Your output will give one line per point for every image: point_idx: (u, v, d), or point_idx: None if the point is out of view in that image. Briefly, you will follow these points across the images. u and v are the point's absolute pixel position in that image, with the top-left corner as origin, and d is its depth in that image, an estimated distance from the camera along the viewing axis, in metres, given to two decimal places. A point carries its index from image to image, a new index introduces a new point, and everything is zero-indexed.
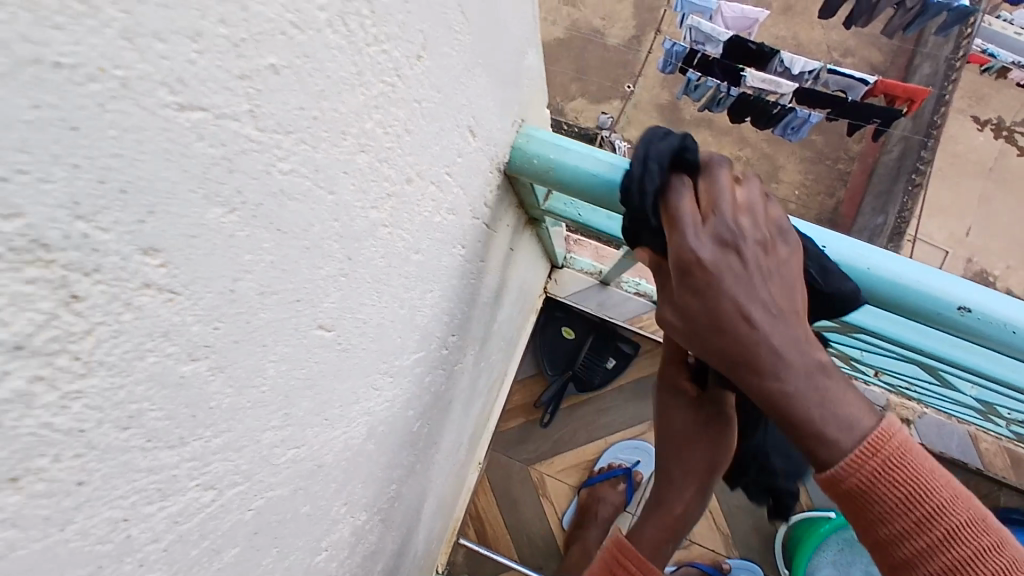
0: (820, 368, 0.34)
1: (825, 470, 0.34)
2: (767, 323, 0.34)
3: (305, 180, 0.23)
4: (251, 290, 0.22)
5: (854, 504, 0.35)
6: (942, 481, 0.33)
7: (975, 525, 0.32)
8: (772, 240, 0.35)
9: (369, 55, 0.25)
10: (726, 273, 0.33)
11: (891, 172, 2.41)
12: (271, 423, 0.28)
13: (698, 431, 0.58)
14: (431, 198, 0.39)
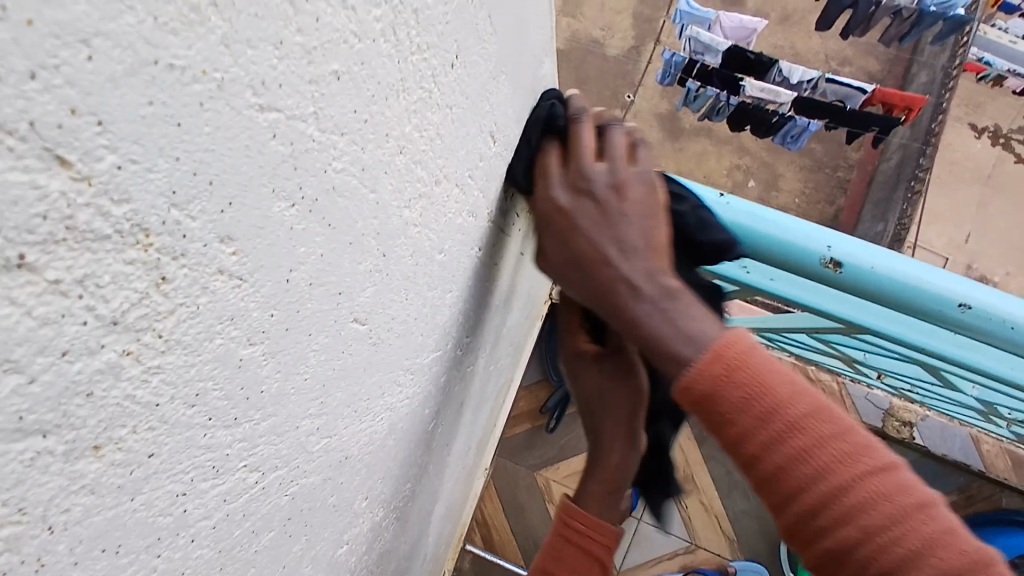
0: (665, 289, 0.39)
1: (678, 379, 0.37)
2: (618, 254, 0.40)
3: (353, 179, 0.25)
4: (302, 281, 0.24)
5: (707, 415, 0.36)
6: (787, 386, 0.35)
7: (818, 425, 0.34)
8: (627, 185, 0.41)
9: (412, 61, 0.26)
10: (583, 216, 0.40)
11: (889, 181, 2.43)
12: (309, 411, 0.30)
13: (609, 381, 0.52)
14: (455, 201, 0.41)
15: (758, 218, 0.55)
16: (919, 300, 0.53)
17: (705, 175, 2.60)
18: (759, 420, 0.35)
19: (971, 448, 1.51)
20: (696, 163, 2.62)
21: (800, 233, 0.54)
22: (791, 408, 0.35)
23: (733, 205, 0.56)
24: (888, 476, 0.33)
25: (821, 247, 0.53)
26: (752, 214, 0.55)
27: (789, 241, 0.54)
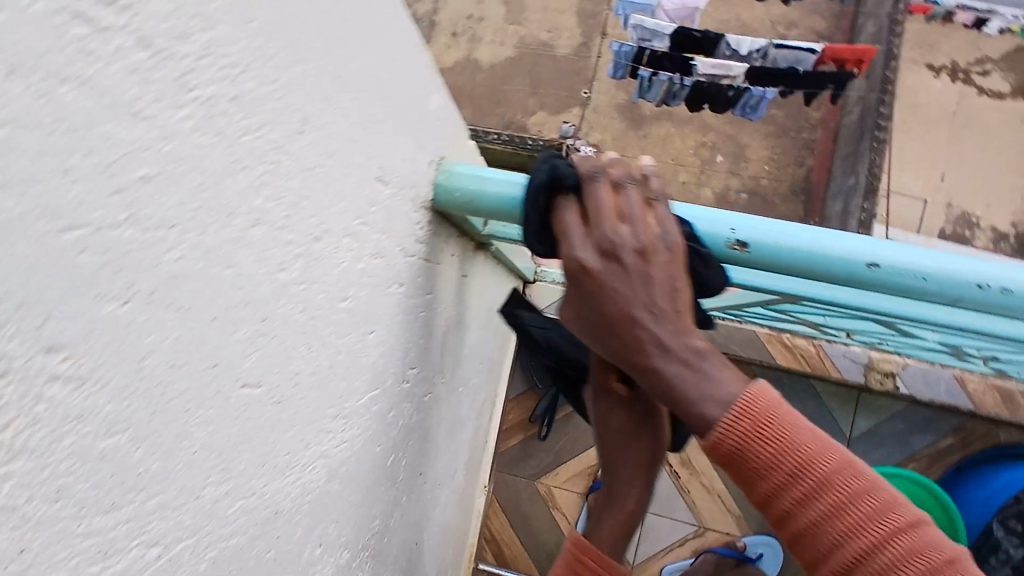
0: (696, 352, 0.40)
1: (708, 440, 0.39)
2: (650, 320, 0.39)
3: (199, 262, 0.26)
4: (159, 366, 0.26)
5: (737, 468, 0.39)
6: (815, 442, 0.38)
7: (848, 476, 0.37)
8: (651, 246, 0.40)
9: (245, 142, 0.28)
10: (609, 280, 0.40)
11: (855, 135, 2.05)
12: (210, 479, 0.32)
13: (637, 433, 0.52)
14: (348, 249, 0.42)
15: None
16: (828, 267, 0.53)
17: (673, 157, 2.21)
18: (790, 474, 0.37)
19: (957, 389, 1.48)
20: (663, 149, 2.22)
21: (703, 221, 0.55)
22: (818, 463, 0.37)
23: None
24: (911, 528, 0.36)
25: (726, 230, 0.55)
26: None
27: (694, 229, 0.55)
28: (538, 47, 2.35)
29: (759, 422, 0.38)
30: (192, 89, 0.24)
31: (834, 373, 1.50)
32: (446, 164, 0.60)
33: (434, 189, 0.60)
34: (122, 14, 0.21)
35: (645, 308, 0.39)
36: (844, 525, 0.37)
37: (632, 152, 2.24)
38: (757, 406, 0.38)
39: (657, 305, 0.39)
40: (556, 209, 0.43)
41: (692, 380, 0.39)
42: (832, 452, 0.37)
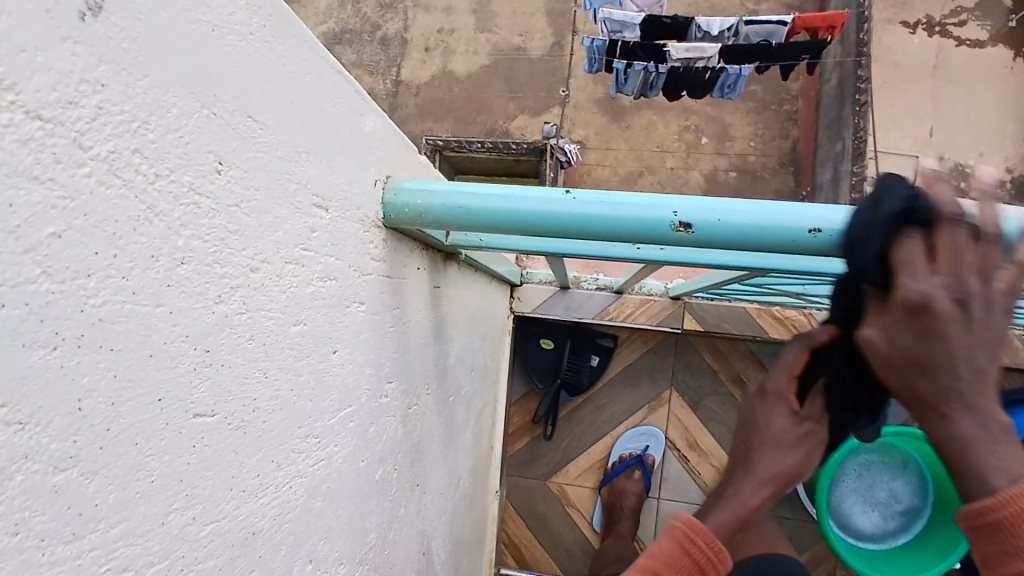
0: (993, 421, 0.42)
1: (981, 503, 0.42)
2: (966, 376, 0.41)
3: (127, 304, 0.29)
4: (98, 405, 0.27)
5: (990, 538, 0.42)
6: None
7: None
8: (993, 311, 0.40)
9: (158, 189, 0.30)
10: (949, 329, 0.40)
11: (836, 100, 2.32)
12: (175, 505, 0.33)
13: (794, 442, 0.54)
14: (294, 273, 0.44)
15: (602, 203, 0.56)
16: (771, 237, 0.54)
17: (658, 145, 2.52)
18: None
19: None
20: (647, 138, 2.52)
21: (645, 206, 0.56)
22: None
23: (579, 198, 0.57)
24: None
25: (669, 213, 0.55)
26: (597, 202, 0.57)
27: (636, 216, 0.56)
28: (513, 53, 2.64)
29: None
30: (90, 149, 0.26)
31: None
32: (392, 181, 0.63)
33: (383, 207, 0.63)
34: (8, 91, 0.23)
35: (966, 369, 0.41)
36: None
37: (617, 145, 2.52)
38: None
39: (975, 366, 0.41)
40: (894, 243, 0.40)
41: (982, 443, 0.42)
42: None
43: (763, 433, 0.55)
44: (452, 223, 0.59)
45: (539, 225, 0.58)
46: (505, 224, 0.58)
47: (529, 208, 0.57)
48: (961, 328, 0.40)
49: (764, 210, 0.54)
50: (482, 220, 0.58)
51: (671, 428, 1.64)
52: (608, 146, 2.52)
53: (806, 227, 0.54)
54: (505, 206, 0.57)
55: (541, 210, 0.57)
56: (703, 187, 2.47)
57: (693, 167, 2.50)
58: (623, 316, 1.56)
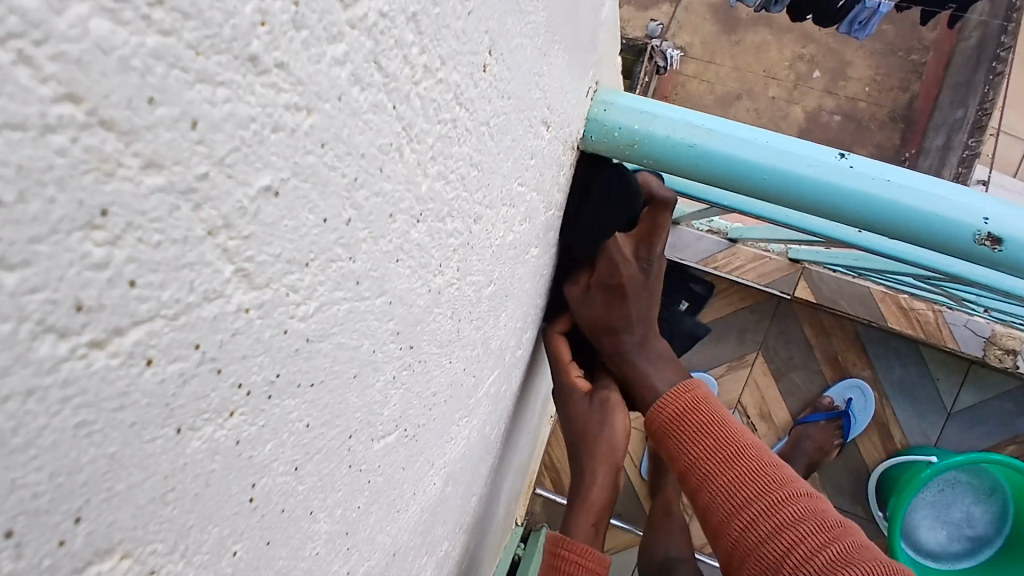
0: (644, 347, 0.58)
1: (659, 422, 0.51)
2: (628, 330, 0.57)
3: (344, 305, 0.15)
4: (278, 481, 0.15)
5: (665, 442, 0.51)
6: (736, 439, 0.48)
7: (754, 461, 0.46)
8: (636, 272, 0.55)
9: (421, 93, 0.16)
10: (610, 300, 0.55)
11: (970, 62, 1.68)
12: (333, 569, 0.22)
13: (594, 413, 0.60)
14: (506, 219, 0.31)
15: (887, 182, 0.41)
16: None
17: (765, 69, 1.87)
18: (704, 450, 0.48)
19: None
20: (754, 59, 1.88)
21: (943, 202, 0.41)
22: (733, 439, 0.48)
23: (857, 168, 0.42)
24: (795, 497, 0.43)
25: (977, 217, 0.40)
26: (881, 178, 0.42)
27: (923, 209, 0.41)
28: None
29: (700, 407, 0.50)
30: (354, 9, 0.12)
31: (949, 343, 1.37)
32: (603, 91, 0.48)
33: (585, 124, 0.48)
34: None
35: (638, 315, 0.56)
36: (738, 494, 0.45)
37: (721, 61, 1.90)
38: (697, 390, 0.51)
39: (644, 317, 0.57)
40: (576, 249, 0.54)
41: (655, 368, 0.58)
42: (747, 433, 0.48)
43: (570, 425, 0.62)
44: (673, 164, 0.45)
45: (790, 194, 0.43)
46: (744, 183, 0.44)
47: (786, 168, 0.42)
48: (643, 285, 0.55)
49: None
50: (717, 169, 0.44)
51: (746, 392, 1.53)
52: (712, 58, 1.89)
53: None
54: (754, 158, 0.43)
55: (804, 174, 0.42)
56: (800, 128, 1.85)
57: (797, 100, 1.86)
58: (727, 267, 1.38)
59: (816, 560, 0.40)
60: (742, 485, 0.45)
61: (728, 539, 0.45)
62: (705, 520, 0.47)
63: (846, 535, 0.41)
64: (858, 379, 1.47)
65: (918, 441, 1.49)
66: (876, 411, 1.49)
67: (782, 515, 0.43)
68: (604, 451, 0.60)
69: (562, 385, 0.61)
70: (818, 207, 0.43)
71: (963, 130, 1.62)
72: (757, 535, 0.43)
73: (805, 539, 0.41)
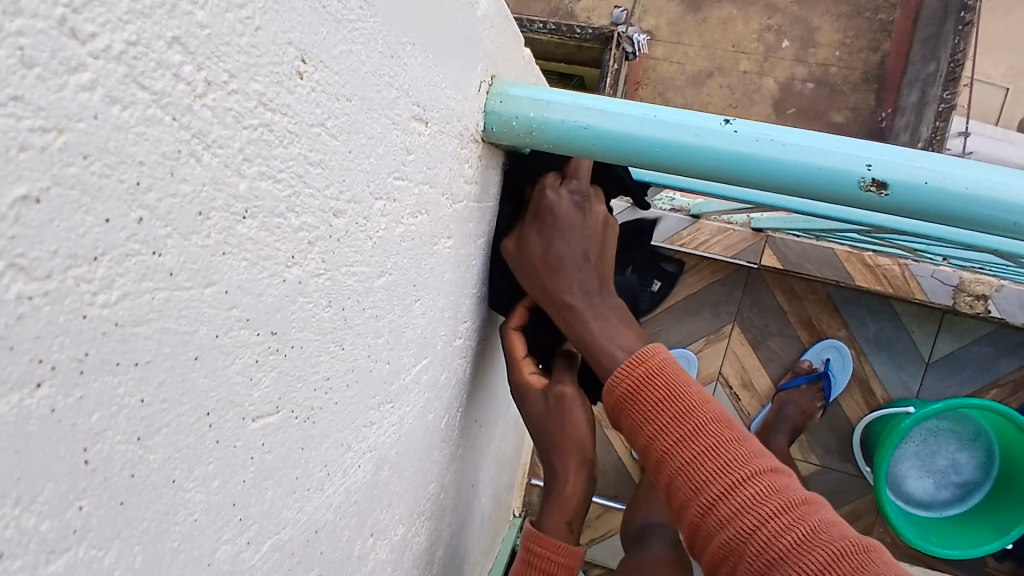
0: (595, 305, 0.55)
1: (612, 388, 0.51)
2: (572, 284, 0.55)
3: (159, 294, 0.18)
4: (118, 447, 0.18)
5: (624, 414, 0.51)
6: (698, 413, 0.47)
7: (721, 435, 0.46)
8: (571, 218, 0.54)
9: (209, 105, 0.18)
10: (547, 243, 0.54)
11: (937, 15, 1.71)
12: (224, 536, 0.25)
13: (553, 413, 0.64)
14: (383, 213, 0.33)
15: (774, 143, 0.45)
16: (984, 214, 0.43)
17: (733, 44, 1.81)
18: (665, 425, 0.48)
19: None
20: (721, 36, 1.82)
21: (825, 154, 0.44)
22: (696, 414, 0.47)
23: (741, 132, 0.45)
24: (759, 473, 0.44)
25: (859, 165, 0.44)
26: (766, 139, 0.45)
27: (804, 163, 0.44)
28: None
29: (656, 372, 0.50)
30: (93, 41, 0.15)
31: (919, 295, 1.39)
32: (498, 84, 0.51)
33: (485, 117, 0.51)
34: None
35: (575, 261, 0.55)
36: (701, 476, 0.45)
37: (688, 41, 1.83)
38: (654, 361, 0.51)
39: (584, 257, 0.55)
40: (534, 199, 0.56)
41: (604, 323, 0.55)
42: (711, 405, 0.48)
43: (532, 420, 0.65)
44: (569, 146, 0.48)
45: (681, 164, 0.46)
46: (637, 156, 0.47)
47: (675, 140, 0.46)
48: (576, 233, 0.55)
49: (958, 170, 0.43)
50: (612, 149, 0.47)
51: (726, 362, 1.55)
52: (679, 38, 1.83)
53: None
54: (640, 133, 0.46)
55: (692, 143, 0.45)
56: (773, 101, 1.80)
57: (768, 73, 1.80)
58: (695, 244, 1.42)
59: (783, 541, 0.41)
60: (705, 459, 0.46)
61: (689, 519, 0.46)
62: (667, 494, 0.48)
63: (809, 513, 0.42)
64: (834, 338, 1.49)
65: (900, 393, 1.51)
66: (854, 368, 1.51)
67: (747, 493, 0.43)
68: (572, 446, 0.64)
69: (518, 385, 0.65)
70: (711, 175, 0.46)
71: (938, 84, 1.63)
72: (718, 517, 0.44)
73: (773, 519, 0.42)
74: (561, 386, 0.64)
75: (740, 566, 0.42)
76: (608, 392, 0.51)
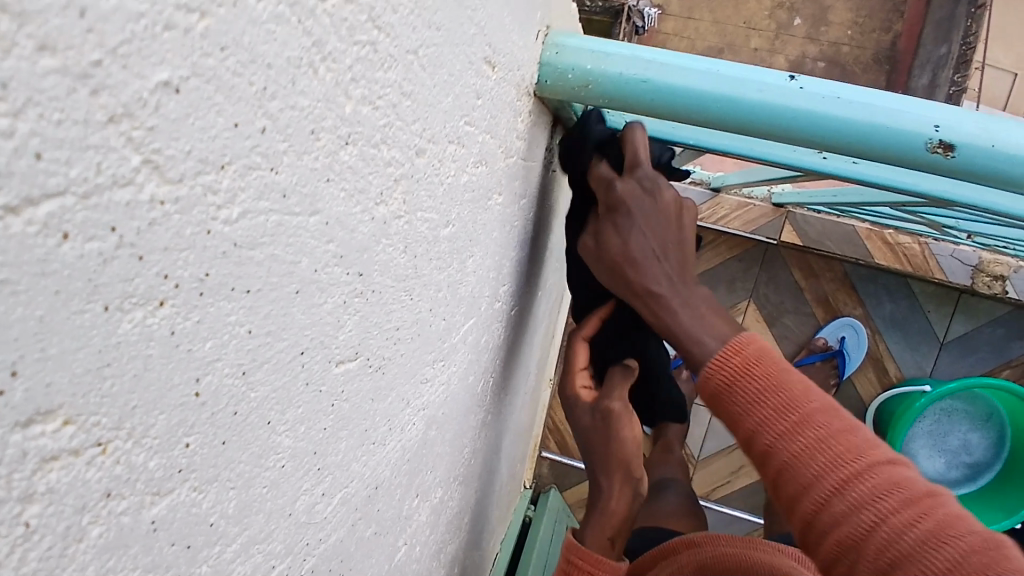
0: (680, 291, 0.51)
1: (702, 375, 0.47)
2: (649, 268, 0.51)
3: (272, 216, 0.17)
4: (225, 380, 0.17)
5: (721, 405, 0.46)
6: (808, 400, 0.42)
7: (836, 426, 0.41)
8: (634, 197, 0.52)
9: (329, 11, 0.17)
10: (615, 231, 0.52)
11: None
12: (304, 487, 0.24)
13: (598, 426, 0.62)
14: (454, 158, 0.32)
15: (839, 100, 0.43)
16: None
17: (745, 20, 1.72)
18: (768, 414, 0.43)
19: None
20: (732, 11, 1.73)
21: (892, 114, 0.42)
22: (802, 402, 0.42)
23: (807, 88, 0.43)
24: (877, 465, 0.39)
25: (927, 126, 0.42)
26: (832, 96, 0.43)
27: (868, 123, 0.43)
28: None
29: (757, 357, 0.45)
30: None
31: (937, 275, 1.38)
32: (554, 34, 0.49)
33: (538, 68, 0.49)
34: None
35: (649, 251, 0.52)
36: (809, 471, 0.40)
37: (699, 16, 1.73)
38: (752, 345, 0.46)
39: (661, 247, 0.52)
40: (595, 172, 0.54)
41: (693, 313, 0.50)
42: (816, 392, 0.43)
43: (580, 430, 0.65)
44: (626, 100, 0.46)
45: (742, 120, 0.45)
46: (698, 112, 0.45)
47: (739, 94, 0.44)
48: (648, 213, 0.52)
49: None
50: (669, 102, 0.45)
51: None
52: (691, 13, 1.72)
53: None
54: (701, 86, 0.44)
55: (757, 99, 0.44)
56: None
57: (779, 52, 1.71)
58: (714, 219, 1.40)
59: (908, 537, 0.36)
60: (814, 451, 0.40)
61: (799, 518, 0.41)
62: (773, 493, 0.43)
63: (936, 506, 0.37)
64: (850, 317, 1.48)
65: (913, 373, 1.51)
66: (869, 347, 1.51)
67: (863, 487, 0.38)
68: (618, 463, 0.63)
69: (571, 395, 0.65)
70: (772, 134, 0.45)
71: (950, 66, 1.60)
72: (835, 513, 0.39)
73: (896, 516, 0.37)
74: (610, 399, 0.62)
75: (859, 564, 0.37)
76: (704, 383, 0.46)
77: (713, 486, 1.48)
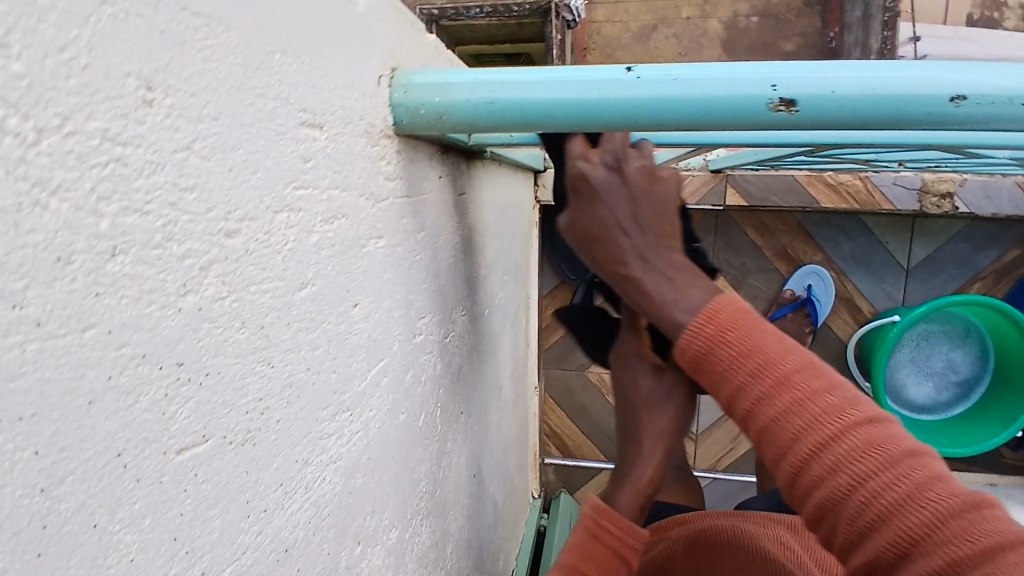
0: (660, 261, 0.52)
1: (686, 342, 0.48)
2: (625, 243, 0.52)
3: (29, 346, 0.18)
4: (21, 501, 0.18)
5: (706, 370, 0.47)
6: (787, 358, 0.43)
7: (819, 387, 0.42)
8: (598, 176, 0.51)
9: (46, 151, 0.19)
10: (587, 210, 0.52)
11: None
12: (174, 570, 0.25)
13: (661, 389, 0.67)
14: (290, 225, 0.33)
15: (674, 82, 0.44)
16: (882, 114, 0.42)
17: None
18: (750, 373, 0.44)
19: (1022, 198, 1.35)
20: None
21: (726, 83, 0.44)
22: (781, 362, 0.43)
23: (643, 77, 0.45)
24: (858, 423, 0.40)
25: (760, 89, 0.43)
26: (668, 79, 0.45)
27: (704, 97, 0.44)
28: None
29: (736, 319, 0.47)
30: None
31: (886, 206, 1.38)
32: (401, 75, 0.50)
33: (392, 110, 0.50)
34: None
35: (618, 223, 0.52)
36: (791, 428, 0.41)
37: None
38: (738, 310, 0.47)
39: (634, 221, 0.52)
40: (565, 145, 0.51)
41: (667, 283, 0.52)
42: (798, 353, 0.44)
43: (637, 394, 0.68)
44: (479, 122, 0.48)
45: (589, 119, 0.46)
46: (548, 119, 0.47)
47: (580, 96, 0.46)
48: (616, 191, 0.51)
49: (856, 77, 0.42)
50: (519, 116, 0.47)
51: None
52: None
53: (946, 95, 0.41)
54: (544, 95, 0.46)
55: (599, 97, 0.45)
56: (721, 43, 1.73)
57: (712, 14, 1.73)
58: None
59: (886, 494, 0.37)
60: (799, 409, 0.41)
61: (786, 472, 0.42)
62: (762, 452, 0.44)
63: (917, 467, 0.38)
64: (813, 264, 1.50)
65: (886, 305, 1.52)
66: (837, 288, 1.52)
67: (843, 445, 0.39)
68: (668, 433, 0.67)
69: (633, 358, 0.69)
70: (622, 124, 0.46)
71: None
72: (818, 470, 0.40)
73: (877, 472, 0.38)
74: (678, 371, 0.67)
75: (839, 529, 0.39)
76: (688, 349, 0.48)
77: (717, 457, 1.49)
